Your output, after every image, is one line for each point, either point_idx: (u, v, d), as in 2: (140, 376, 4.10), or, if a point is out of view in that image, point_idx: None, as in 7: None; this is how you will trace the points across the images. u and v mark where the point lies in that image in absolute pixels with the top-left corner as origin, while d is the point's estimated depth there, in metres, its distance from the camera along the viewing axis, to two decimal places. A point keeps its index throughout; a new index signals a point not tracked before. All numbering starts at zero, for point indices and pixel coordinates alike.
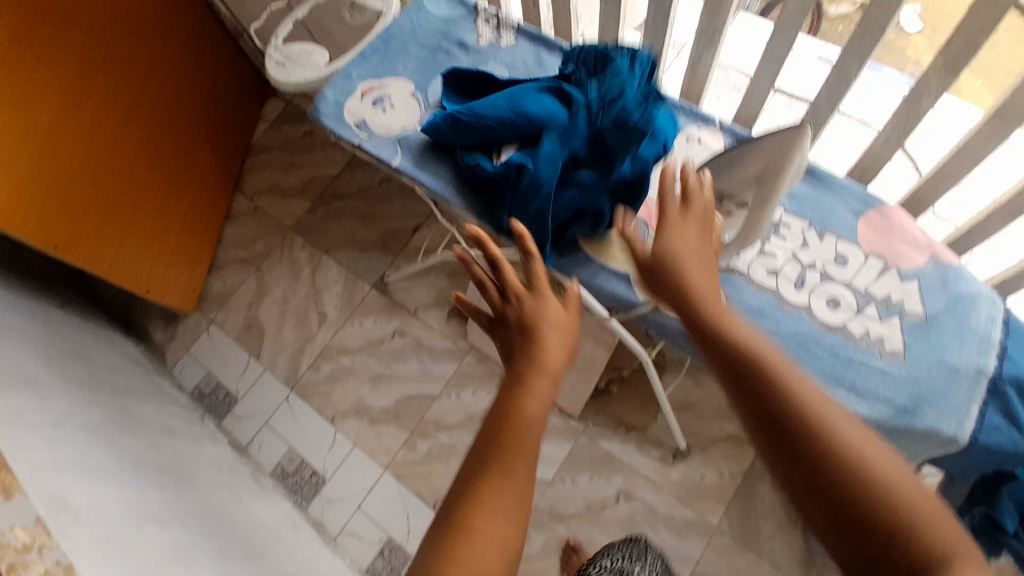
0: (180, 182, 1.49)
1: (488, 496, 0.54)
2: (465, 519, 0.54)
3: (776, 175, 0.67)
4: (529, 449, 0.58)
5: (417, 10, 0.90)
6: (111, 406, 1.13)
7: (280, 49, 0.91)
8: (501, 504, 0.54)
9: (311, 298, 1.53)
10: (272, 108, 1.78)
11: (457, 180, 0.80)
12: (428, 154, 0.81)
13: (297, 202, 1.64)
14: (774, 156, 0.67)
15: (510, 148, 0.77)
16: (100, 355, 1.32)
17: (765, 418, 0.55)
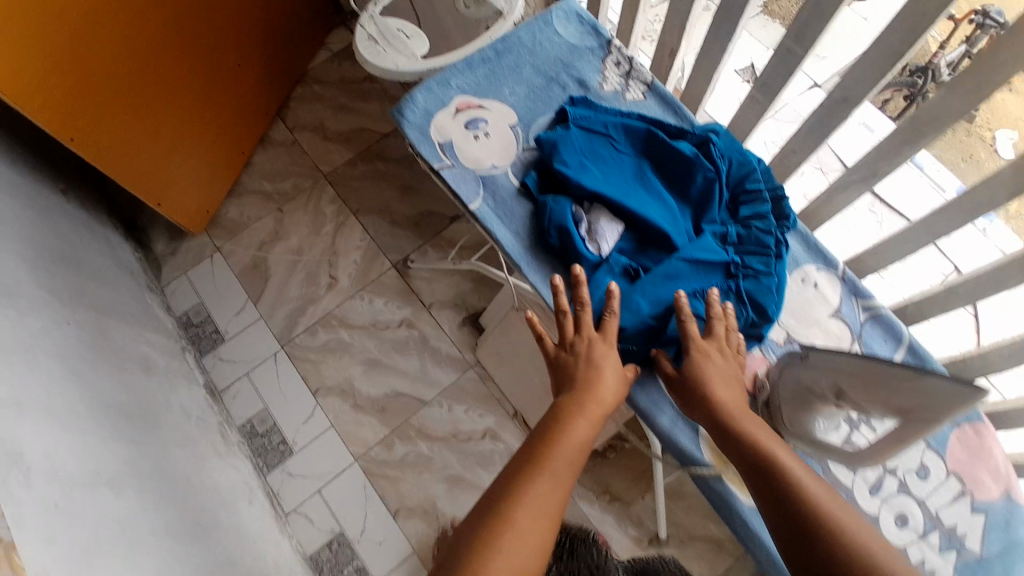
0: (222, 94, 1.36)
1: (532, 495, 0.51)
2: (504, 511, 0.50)
3: (921, 419, 0.53)
4: (571, 462, 0.55)
5: (543, 27, 0.78)
6: (91, 326, 1.04)
7: (377, 24, 0.79)
8: (543, 508, 0.51)
9: (326, 258, 1.44)
10: (340, 39, 1.65)
11: (534, 243, 0.69)
12: (511, 205, 0.71)
13: (339, 150, 1.54)
14: (929, 402, 0.52)
15: (614, 228, 0.68)
16: (93, 258, 1.22)
17: (763, 476, 0.53)
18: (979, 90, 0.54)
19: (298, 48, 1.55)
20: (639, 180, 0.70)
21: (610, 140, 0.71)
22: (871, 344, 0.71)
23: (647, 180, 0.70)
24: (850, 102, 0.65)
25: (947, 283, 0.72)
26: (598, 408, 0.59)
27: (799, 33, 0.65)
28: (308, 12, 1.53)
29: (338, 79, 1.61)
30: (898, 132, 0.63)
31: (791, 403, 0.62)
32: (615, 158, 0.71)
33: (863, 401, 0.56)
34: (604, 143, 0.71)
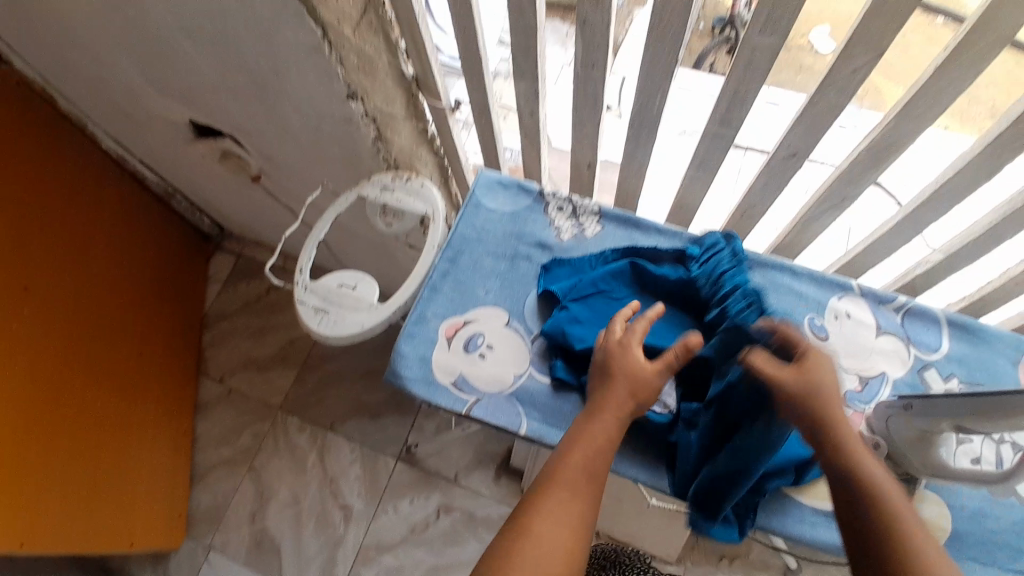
0: (134, 391, 1.21)
1: (545, 517, 0.49)
2: (524, 523, 0.49)
3: None
4: (587, 469, 0.52)
5: (475, 212, 0.77)
6: None
7: (317, 292, 0.72)
8: (565, 518, 0.49)
9: (326, 490, 1.30)
10: (221, 266, 1.54)
11: None
12: (557, 407, 0.66)
13: (279, 374, 1.41)
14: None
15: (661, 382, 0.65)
16: None
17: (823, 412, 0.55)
18: (932, 109, 0.56)
19: (186, 299, 1.43)
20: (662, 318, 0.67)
21: (611, 293, 0.68)
22: (922, 339, 0.72)
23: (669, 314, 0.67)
24: (800, 155, 0.67)
25: (946, 251, 0.74)
26: (613, 413, 0.56)
27: (725, 118, 0.66)
28: (180, 262, 1.42)
29: (241, 306, 1.49)
30: (855, 163, 0.65)
31: (912, 449, 0.62)
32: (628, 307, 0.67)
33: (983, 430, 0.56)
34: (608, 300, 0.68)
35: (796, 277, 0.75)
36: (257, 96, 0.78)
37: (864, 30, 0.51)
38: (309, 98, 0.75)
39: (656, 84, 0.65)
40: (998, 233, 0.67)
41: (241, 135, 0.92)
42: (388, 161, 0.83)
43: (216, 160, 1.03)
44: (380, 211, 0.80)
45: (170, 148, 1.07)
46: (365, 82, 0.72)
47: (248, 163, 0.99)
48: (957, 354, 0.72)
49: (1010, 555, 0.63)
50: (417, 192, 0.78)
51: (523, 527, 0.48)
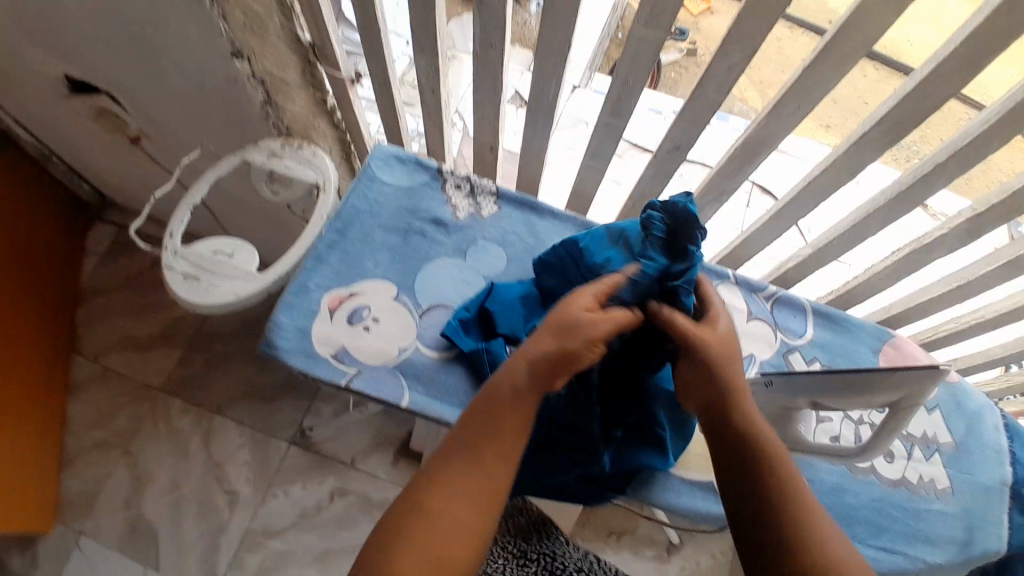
0: (1, 364, 1.10)
1: (450, 518, 0.48)
2: (417, 512, 0.48)
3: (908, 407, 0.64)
4: (490, 459, 0.50)
5: (370, 184, 0.76)
6: None
7: (189, 258, 0.67)
8: (461, 517, 0.48)
9: (212, 476, 1.23)
10: (100, 238, 1.41)
11: None
12: (439, 380, 0.66)
13: (164, 354, 1.32)
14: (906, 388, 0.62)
15: None
16: None
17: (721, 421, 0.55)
18: (794, 113, 0.62)
19: (56, 271, 1.30)
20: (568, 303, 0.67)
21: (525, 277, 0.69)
22: (788, 326, 0.80)
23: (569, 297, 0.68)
24: (681, 148, 0.72)
25: (814, 246, 0.82)
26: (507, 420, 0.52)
27: (615, 109, 0.69)
28: (51, 229, 1.29)
29: (122, 280, 1.38)
30: (733, 158, 0.71)
31: (774, 422, 0.70)
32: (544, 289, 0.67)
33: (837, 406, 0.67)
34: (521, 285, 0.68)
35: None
36: (137, 48, 0.73)
37: (737, 31, 0.55)
38: (196, 55, 0.71)
39: (553, 70, 0.67)
40: (858, 230, 0.75)
41: (118, 91, 0.85)
42: (279, 127, 0.81)
43: (91, 117, 0.95)
44: (267, 178, 0.77)
45: (38, 100, 0.97)
46: (254, 42, 0.69)
47: (127, 123, 0.92)
48: (819, 340, 0.80)
49: (869, 530, 0.73)
50: (309, 160, 0.75)
51: (426, 521, 0.48)
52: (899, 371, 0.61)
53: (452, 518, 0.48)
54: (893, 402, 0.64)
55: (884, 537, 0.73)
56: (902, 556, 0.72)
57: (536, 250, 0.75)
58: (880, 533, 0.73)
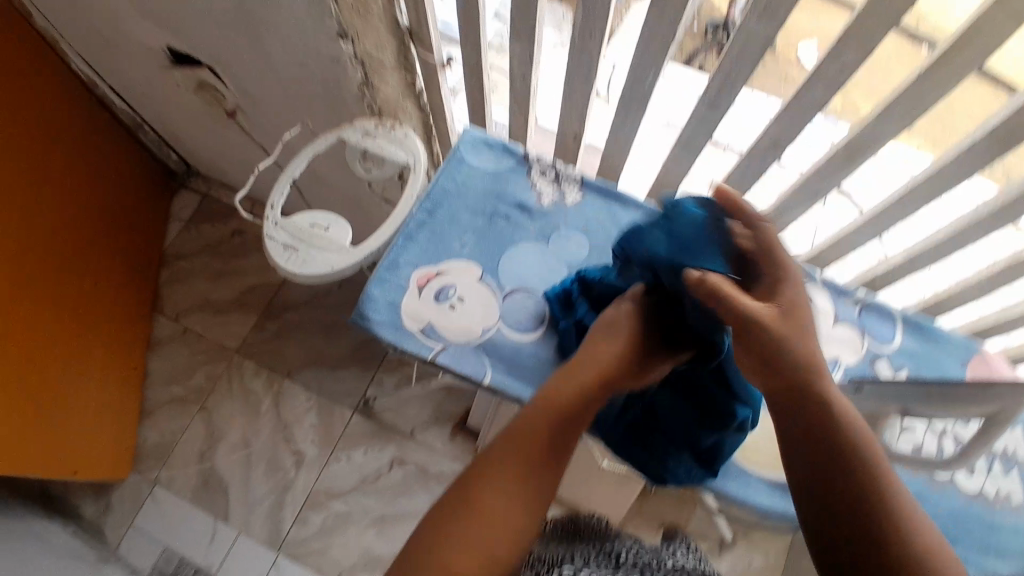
0: (88, 321, 1.18)
1: (464, 540, 0.50)
2: (466, 495, 0.53)
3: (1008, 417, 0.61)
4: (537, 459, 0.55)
5: (457, 166, 0.77)
6: None
7: (289, 230, 0.71)
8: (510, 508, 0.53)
9: (279, 436, 1.30)
10: (184, 204, 1.49)
11: None
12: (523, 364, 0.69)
13: (238, 318, 1.39)
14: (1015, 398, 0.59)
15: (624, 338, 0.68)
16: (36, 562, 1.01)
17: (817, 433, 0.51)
18: (902, 117, 0.61)
19: (145, 234, 1.38)
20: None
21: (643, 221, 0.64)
22: (877, 332, 0.78)
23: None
24: (775, 145, 0.70)
25: (909, 253, 0.80)
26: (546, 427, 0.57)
27: (714, 101, 0.69)
28: (142, 194, 1.37)
29: (202, 246, 1.46)
30: (833, 160, 0.70)
31: None
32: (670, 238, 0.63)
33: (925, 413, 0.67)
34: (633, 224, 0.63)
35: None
36: (246, 26, 0.76)
37: (851, 30, 0.53)
38: (301, 34, 0.73)
39: (653, 60, 0.67)
40: (955, 241, 0.73)
41: (221, 66, 0.89)
42: (372, 109, 0.83)
43: (191, 90, 0.99)
44: (360, 156, 0.80)
45: (143, 72, 1.03)
46: (359, 24, 0.71)
47: (225, 97, 0.97)
48: (908, 348, 0.78)
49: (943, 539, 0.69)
50: (400, 141, 0.77)
51: (439, 543, 0.50)
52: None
53: (474, 531, 0.51)
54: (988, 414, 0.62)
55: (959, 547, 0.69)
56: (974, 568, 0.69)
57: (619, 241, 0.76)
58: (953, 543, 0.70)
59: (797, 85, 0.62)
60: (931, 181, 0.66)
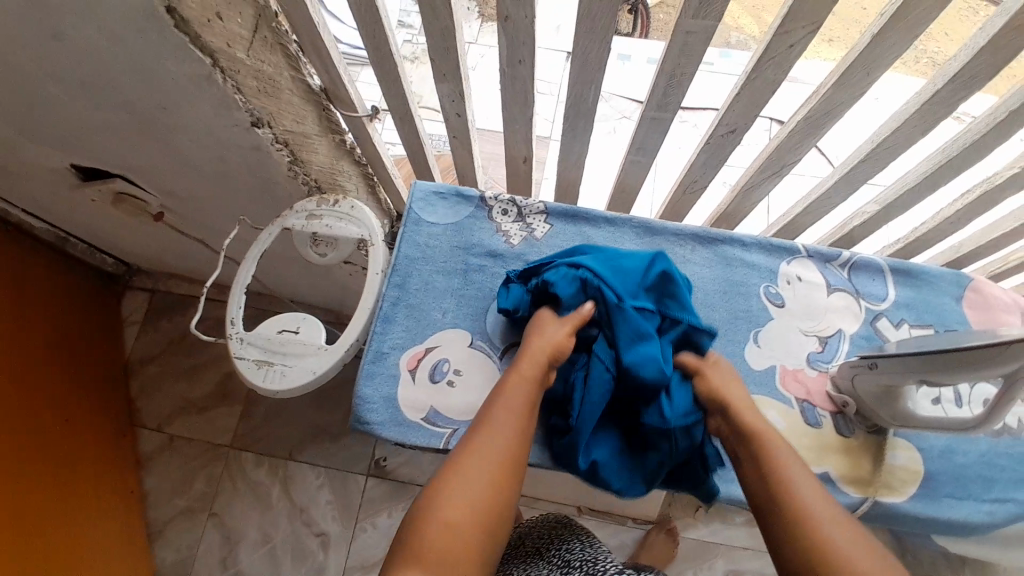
0: (68, 459, 1.10)
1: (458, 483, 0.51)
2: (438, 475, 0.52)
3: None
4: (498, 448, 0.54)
5: (416, 229, 0.72)
6: None
7: (258, 344, 0.66)
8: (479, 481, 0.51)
9: (298, 521, 1.24)
10: (135, 306, 1.40)
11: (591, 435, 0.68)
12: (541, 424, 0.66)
13: (224, 411, 1.33)
14: None
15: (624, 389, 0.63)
16: None
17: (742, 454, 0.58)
18: (862, 79, 0.57)
19: (102, 350, 1.30)
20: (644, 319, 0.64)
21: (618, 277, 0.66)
22: (870, 291, 0.75)
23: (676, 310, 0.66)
24: (738, 131, 0.66)
25: (881, 202, 0.77)
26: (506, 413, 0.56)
27: (661, 103, 0.64)
28: (88, 310, 1.28)
29: (166, 346, 1.38)
30: (795, 132, 0.65)
31: (879, 401, 0.65)
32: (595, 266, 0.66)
33: (947, 380, 0.58)
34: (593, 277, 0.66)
35: (745, 248, 0.76)
36: (149, 132, 0.69)
37: (797, 9, 0.49)
38: (209, 128, 0.67)
39: (591, 74, 0.61)
40: (931, 182, 0.70)
41: (133, 172, 0.82)
42: (308, 183, 0.78)
43: (109, 203, 0.92)
44: (311, 241, 0.73)
45: (53, 194, 0.95)
46: (270, 105, 0.65)
47: (148, 202, 0.90)
48: (903, 300, 0.76)
49: (982, 485, 0.68)
50: (348, 214, 0.71)
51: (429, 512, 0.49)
52: (1016, 342, 0.52)
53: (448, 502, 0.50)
54: (1010, 373, 0.55)
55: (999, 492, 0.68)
56: (1015, 504, 0.68)
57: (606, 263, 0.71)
58: (991, 486, 0.68)
59: (749, 69, 0.58)
60: (911, 130, 0.63)
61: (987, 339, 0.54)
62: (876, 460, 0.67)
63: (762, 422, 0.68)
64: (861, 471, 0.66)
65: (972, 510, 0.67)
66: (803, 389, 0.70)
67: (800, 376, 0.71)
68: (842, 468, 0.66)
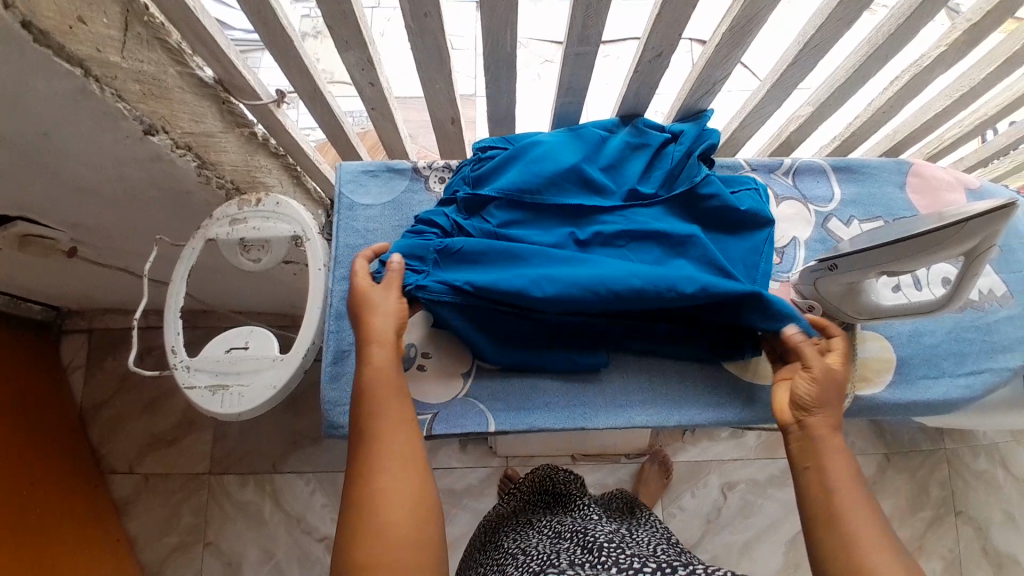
0: (44, 522, 1.04)
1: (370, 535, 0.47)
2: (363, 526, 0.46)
3: (982, 252, 0.56)
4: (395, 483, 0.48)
5: (351, 215, 0.68)
6: None
7: (206, 368, 0.62)
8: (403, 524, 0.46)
9: (298, 531, 1.22)
10: (75, 351, 1.31)
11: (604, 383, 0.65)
12: (521, 387, 0.65)
13: (196, 439, 1.27)
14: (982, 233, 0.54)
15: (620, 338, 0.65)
16: None
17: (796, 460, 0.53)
18: None
19: (50, 403, 1.22)
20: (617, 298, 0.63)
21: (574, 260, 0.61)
22: (816, 194, 0.76)
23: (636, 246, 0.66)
24: (665, 53, 0.63)
25: (815, 104, 0.76)
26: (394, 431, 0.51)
27: (582, 37, 0.61)
28: (25, 365, 1.19)
29: (118, 386, 1.30)
30: (721, 46, 0.63)
31: (843, 299, 0.66)
32: (537, 147, 0.68)
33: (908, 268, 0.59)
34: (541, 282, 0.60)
35: None
36: (33, 163, 0.62)
37: None
38: (98, 148, 0.60)
39: (503, 18, 0.57)
40: (859, 74, 0.70)
41: (28, 211, 0.74)
42: (224, 185, 0.72)
43: (13, 248, 0.84)
44: (240, 248, 0.68)
45: None
46: (161, 109, 0.59)
47: (57, 239, 0.82)
48: (848, 197, 0.76)
49: (954, 361, 0.70)
50: (275, 212, 0.66)
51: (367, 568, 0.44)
52: (970, 220, 0.53)
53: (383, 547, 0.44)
54: (967, 252, 0.56)
55: (968, 364, 0.70)
56: (990, 373, 0.70)
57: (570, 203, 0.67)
58: (963, 360, 0.70)
59: None
60: (834, 25, 0.62)
61: (941, 221, 0.54)
62: (850, 356, 0.69)
63: None
64: None
65: (950, 387, 0.69)
66: None
67: None
68: None
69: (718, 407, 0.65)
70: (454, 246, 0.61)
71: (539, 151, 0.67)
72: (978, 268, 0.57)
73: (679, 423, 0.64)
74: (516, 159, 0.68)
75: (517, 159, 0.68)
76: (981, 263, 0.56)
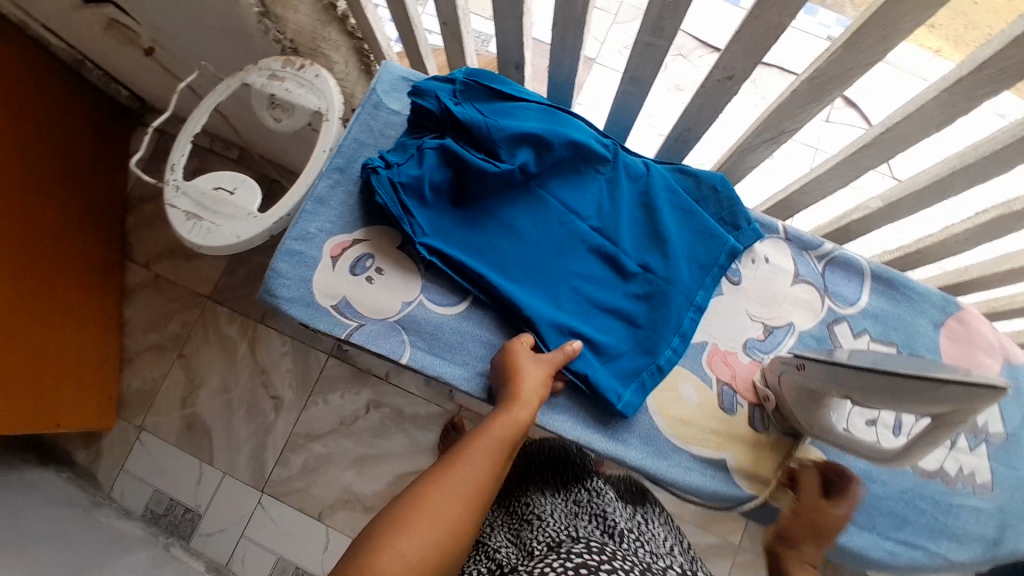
0: (62, 270, 1.15)
1: (439, 495, 0.47)
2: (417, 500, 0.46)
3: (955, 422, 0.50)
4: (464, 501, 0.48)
5: (373, 113, 0.68)
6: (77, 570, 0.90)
7: (191, 196, 0.65)
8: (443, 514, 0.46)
9: (258, 381, 1.30)
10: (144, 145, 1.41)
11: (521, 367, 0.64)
12: (452, 339, 0.64)
13: (209, 263, 1.36)
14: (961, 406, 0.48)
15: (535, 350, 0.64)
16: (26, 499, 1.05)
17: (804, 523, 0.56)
18: (879, 49, 0.49)
19: (106, 179, 1.33)
20: (542, 301, 0.65)
21: (535, 265, 0.65)
22: (840, 292, 0.69)
23: (588, 261, 0.66)
24: (736, 78, 0.59)
25: (884, 200, 0.69)
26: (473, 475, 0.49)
27: (656, 27, 0.57)
28: (98, 138, 1.30)
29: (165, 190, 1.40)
30: (798, 94, 0.58)
31: (801, 406, 0.61)
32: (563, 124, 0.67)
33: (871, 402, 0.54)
34: (488, 261, 0.65)
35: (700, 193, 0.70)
36: None
37: None
38: None
39: None
40: (940, 187, 0.62)
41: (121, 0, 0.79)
42: (281, 43, 0.74)
43: (104, 29, 0.90)
44: (268, 103, 0.70)
45: (54, 10, 0.93)
46: None
47: (140, 35, 0.88)
48: (873, 310, 0.69)
49: (892, 522, 0.66)
50: (311, 83, 0.67)
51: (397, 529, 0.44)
52: (948, 384, 0.48)
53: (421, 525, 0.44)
54: (936, 415, 0.51)
55: (906, 530, 0.66)
56: (922, 552, 0.65)
57: (549, 195, 0.67)
58: (903, 526, 0.66)
59: (750, 7, 0.50)
60: (923, 123, 0.55)
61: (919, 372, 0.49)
62: (782, 463, 0.65)
63: (672, 393, 0.66)
64: (762, 470, 0.64)
65: (873, 544, 0.65)
66: (730, 376, 0.67)
67: (730, 359, 0.67)
68: (744, 461, 0.64)
69: (620, 442, 0.64)
70: (430, 163, 0.62)
71: (568, 125, 0.67)
72: (946, 435, 0.51)
73: (579, 438, 0.63)
74: (530, 118, 0.66)
75: (530, 118, 0.66)
76: (950, 432, 0.50)
